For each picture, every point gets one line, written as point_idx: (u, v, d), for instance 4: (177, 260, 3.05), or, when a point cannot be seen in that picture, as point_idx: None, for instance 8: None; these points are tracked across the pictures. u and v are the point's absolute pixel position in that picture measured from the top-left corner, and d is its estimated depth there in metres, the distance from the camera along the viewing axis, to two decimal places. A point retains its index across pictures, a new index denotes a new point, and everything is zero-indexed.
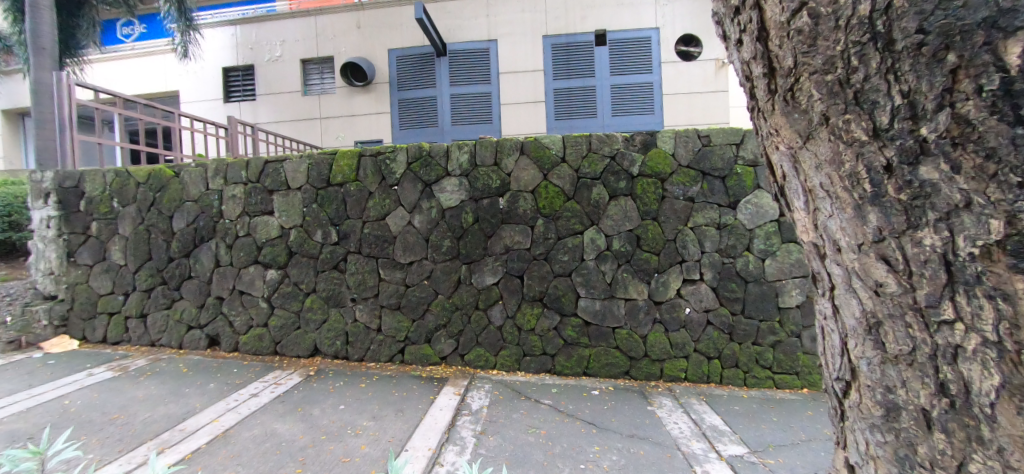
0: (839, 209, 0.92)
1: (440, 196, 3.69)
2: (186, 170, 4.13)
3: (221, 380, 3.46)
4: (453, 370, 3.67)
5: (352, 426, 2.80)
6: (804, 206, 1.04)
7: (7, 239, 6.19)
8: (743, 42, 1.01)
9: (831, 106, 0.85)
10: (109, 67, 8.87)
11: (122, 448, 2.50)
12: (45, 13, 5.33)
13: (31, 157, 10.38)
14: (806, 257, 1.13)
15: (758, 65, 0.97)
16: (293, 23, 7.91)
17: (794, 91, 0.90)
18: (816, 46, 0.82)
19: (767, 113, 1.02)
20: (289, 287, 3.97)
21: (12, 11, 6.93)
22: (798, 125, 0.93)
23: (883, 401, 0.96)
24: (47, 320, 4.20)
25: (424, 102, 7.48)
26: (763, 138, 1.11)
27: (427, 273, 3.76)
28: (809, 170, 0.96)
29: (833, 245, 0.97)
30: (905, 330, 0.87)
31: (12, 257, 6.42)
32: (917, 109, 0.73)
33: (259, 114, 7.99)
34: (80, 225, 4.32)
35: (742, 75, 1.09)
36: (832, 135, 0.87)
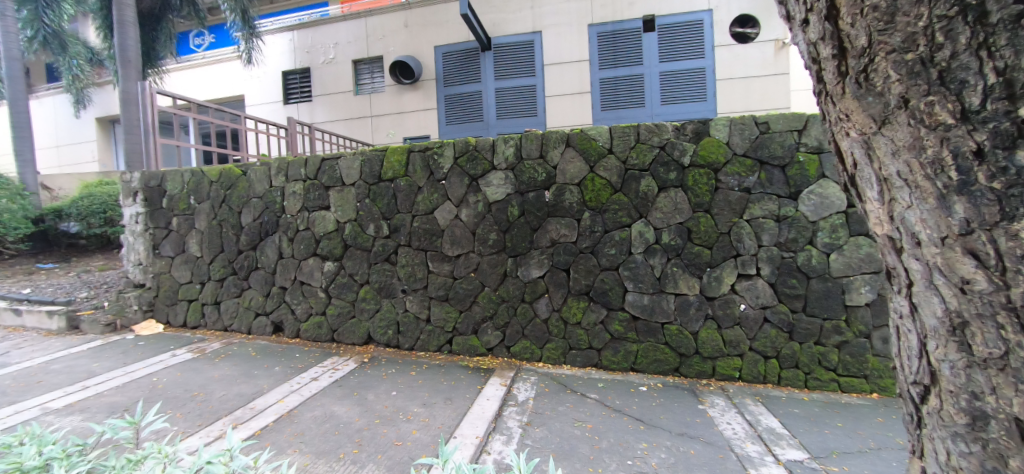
0: (920, 199, 0.82)
1: (486, 190, 3.73)
2: (251, 169, 4.43)
3: (285, 363, 3.72)
4: (499, 362, 3.73)
5: (403, 411, 2.92)
6: (878, 197, 0.92)
7: (104, 234, 6.96)
8: (809, 22, 0.92)
9: (910, 87, 0.77)
10: (184, 76, 9.70)
11: (201, 422, 2.74)
12: (130, 29, 5.87)
13: (121, 160, 11.55)
14: (880, 251, 1.02)
15: (826, 46, 0.88)
16: (345, 26, 8.24)
17: (867, 72, 0.82)
18: (895, 23, 0.75)
19: (835, 97, 0.92)
20: (345, 278, 4.18)
21: (104, 27, 7.70)
22: (872, 109, 0.84)
23: (967, 409, 0.86)
24: (137, 305, 4.70)
25: (470, 97, 7.58)
26: (830, 125, 1.01)
27: (474, 266, 3.81)
28: (884, 157, 0.86)
29: (911, 238, 0.86)
30: (997, 331, 0.78)
31: (110, 249, 7.23)
32: (1015, 88, 0.67)
33: (316, 115, 8.45)
34: (163, 221, 4.77)
35: (808, 57, 1.00)
36: (912, 119, 0.78)
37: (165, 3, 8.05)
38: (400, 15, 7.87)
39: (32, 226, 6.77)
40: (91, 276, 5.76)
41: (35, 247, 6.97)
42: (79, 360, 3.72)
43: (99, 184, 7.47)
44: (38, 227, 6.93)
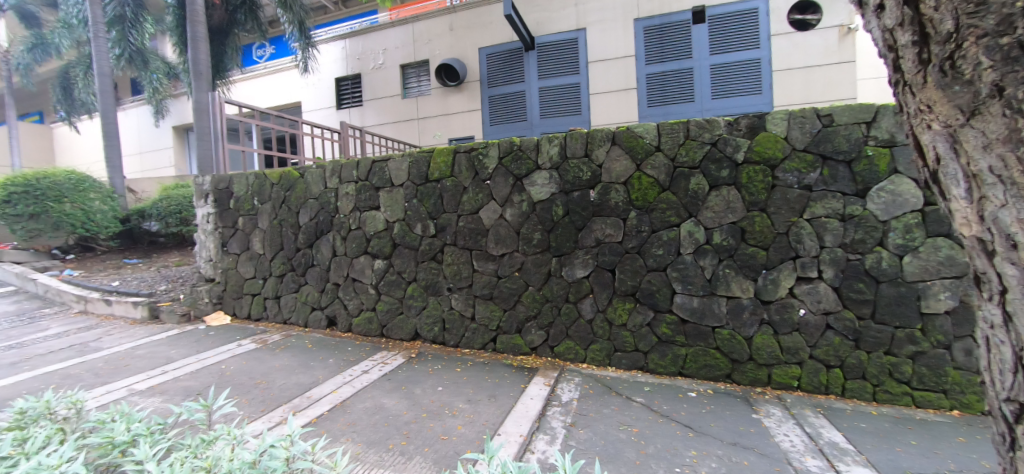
0: (1015, 194, 0.84)
1: (530, 190, 3.74)
2: (308, 171, 4.69)
3: (339, 356, 3.90)
4: (543, 362, 3.72)
5: (449, 407, 2.98)
6: (966, 195, 0.94)
7: (180, 232, 7.63)
8: (885, 8, 0.97)
9: (1004, 75, 0.82)
10: (249, 85, 10.44)
11: (264, 408, 2.94)
12: (203, 44, 6.38)
13: (193, 165, 12.61)
14: (965, 256, 1.00)
15: (907, 33, 0.93)
16: (394, 32, 8.54)
17: (954, 58, 0.87)
18: (987, 7, 0.81)
19: (917, 87, 0.96)
20: (393, 276, 4.33)
21: (180, 41, 8.40)
22: (960, 98, 0.89)
23: None
24: (208, 298, 5.11)
25: (513, 97, 7.62)
26: (908, 119, 1.04)
27: (518, 265, 3.83)
28: (974, 150, 0.89)
29: (1006, 238, 0.87)
30: None
31: (185, 246, 7.92)
32: None
33: (367, 118, 8.82)
34: (230, 220, 5.15)
35: (883, 47, 1.04)
36: (1006, 108, 0.83)
37: (231, 19, 8.70)
38: (445, 18, 8.05)
39: (120, 225, 7.53)
40: (170, 271, 6.32)
41: (122, 244, 7.76)
42: (159, 347, 4.10)
43: (176, 186, 8.19)
44: (126, 226, 7.69)
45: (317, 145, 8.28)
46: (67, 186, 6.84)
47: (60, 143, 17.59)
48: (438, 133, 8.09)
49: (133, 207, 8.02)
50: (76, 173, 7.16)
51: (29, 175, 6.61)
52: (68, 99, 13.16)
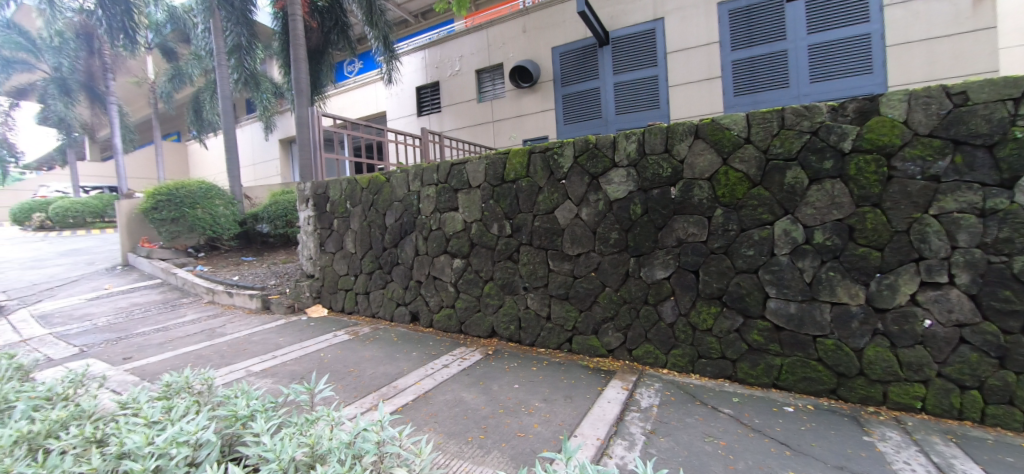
0: None
1: (607, 188, 3.66)
2: (393, 176, 5.03)
3: (422, 350, 4.14)
4: (621, 365, 3.63)
5: (525, 405, 3.02)
6: None
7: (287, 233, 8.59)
8: None
9: None
10: (342, 99, 11.54)
11: (356, 394, 3.20)
12: (303, 64, 7.16)
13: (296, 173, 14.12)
14: None
15: None
16: (469, 39, 8.85)
17: None
18: None
19: None
20: (471, 274, 4.49)
21: (283, 58, 9.39)
22: None
23: None
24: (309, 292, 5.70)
25: (587, 94, 7.54)
26: None
27: (595, 265, 3.77)
28: None
29: None
30: None
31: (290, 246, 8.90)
32: None
33: (445, 123, 9.30)
34: (327, 223, 5.70)
35: None
36: None
37: (326, 40, 9.60)
38: (518, 21, 8.18)
39: (239, 227, 8.66)
40: (278, 268, 7.15)
41: (241, 244, 8.93)
42: (270, 334, 4.66)
43: (282, 193, 9.22)
44: (242, 228, 8.81)
45: (401, 152, 9.63)
46: (199, 194, 7.99)
47: (193, 158, 20.68)
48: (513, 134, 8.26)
49: (249, 211, 9.18)
50: (206, 182, 8.31)
51: (171, 185, 7.85)
52: (199, 120, 15.40)
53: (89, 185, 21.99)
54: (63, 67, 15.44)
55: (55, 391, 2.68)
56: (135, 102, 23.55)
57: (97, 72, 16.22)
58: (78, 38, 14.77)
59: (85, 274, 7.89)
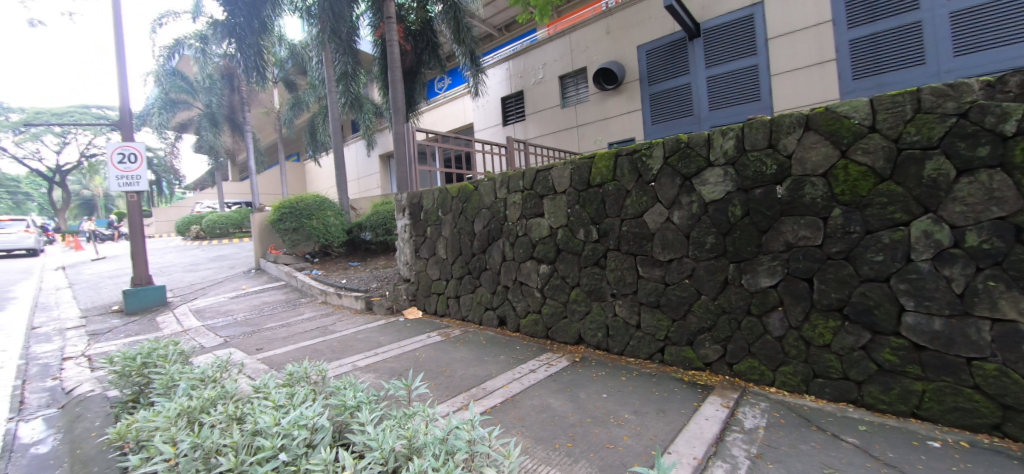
0: None
1: (701, 189, 3.44)
2: (481, 184, 5.24)
3: (509, 353, 4.23)
4: (720, 380, 3.37)
5: (615, 415, 2.92)
6: None
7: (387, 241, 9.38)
8: None
9: None
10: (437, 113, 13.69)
11: (448, 393, 3.35)
12: (399, 85, 7.93)
13: (394, 185, 15.43)
14: None
15: None
16: (553, 46, 9.54)
17: None
18: None
19: None
20: (558, 280, 4.48)
21: (382, 79, 10.26)
22: None
23: None
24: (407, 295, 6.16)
25: (680, 90, 7.69)
26: None
27: (688, 272, 3.55)
28: None
29: None
30: None
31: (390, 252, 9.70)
32: None
33: (529, 131, 10.24)
34: (421, 230, 6.10)
35: None
36: None
37: (419, 60, 10.36)
38: (601, 24, 8.62)
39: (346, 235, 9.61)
40: (380, 272, 7.82)
41: (349, 251, 9.93)
42: (372, 333, 5.10)
43: (382, 203, 10.05)
44: (350, 236, 9.71)
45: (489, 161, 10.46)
46: (314, 207, 9.03)
47: (311, 176, 23.62)
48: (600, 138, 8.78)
49: (354, 221, 10.13)
50: (320, 196, 9.36)
51: (293, 199, 9.00)
52: (315, 141, 17.47)
53: (231, 200, 26.18)
54: (214, 104, 18.67)
55: (207, 374, 3.19)
56: (266, 129, 27.61)
57: (238, 106, 19.35)
58: (222, 79, 18.24)
59: (230, 276, 9.36)
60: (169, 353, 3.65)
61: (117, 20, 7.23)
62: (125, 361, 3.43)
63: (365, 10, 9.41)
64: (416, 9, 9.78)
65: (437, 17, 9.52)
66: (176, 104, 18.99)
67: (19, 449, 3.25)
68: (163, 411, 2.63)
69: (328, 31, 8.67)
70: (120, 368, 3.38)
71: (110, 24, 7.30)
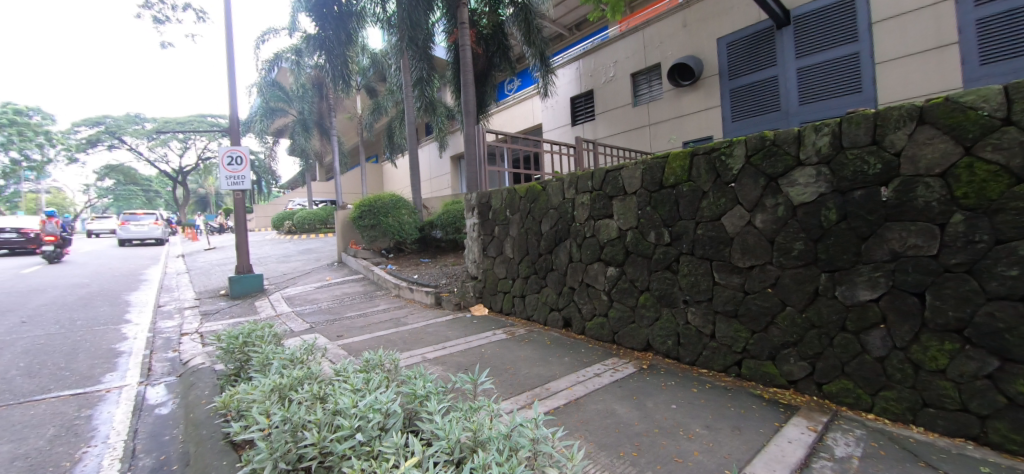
0: None
1: (789, 191, 3.17)
2: (549, 184, 5.25)
3: (574, 356, 4.19)
4: (806, 400, 3.08)
5: (685, 428, 2.78)
6: None
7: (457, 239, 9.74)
8: None
9: None
10: (506, 114, 14.37)
11: (513, 391, 3.40)
12: (470, 88, 8.19)
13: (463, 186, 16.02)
14: None
15: None
16: (626, 43, 9.96)
17: None
18: None
19: None
20: (626, 284, 4.36)
21: (455, 82, 10.63)
22: None
23: None
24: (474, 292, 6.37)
25: (766, 83, 7.71)
26: None
27: (772, 280, 3.29)
28: None
29: None
30: None
31: (459, 250, 10.07)
32: None
33: (599, 131, 10.71)
34: (489, 229, 6.25)
35: None
36: None
37: (490, 63, 10.63)
38: (678, 17, 8.91)
39: (419, 233, 10.11)
40: (449, 269, 8.14)
41: (421, 248, 10.43)
42: (440, 327, 5.32)
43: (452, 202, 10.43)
44: (421, 234, 10.17)
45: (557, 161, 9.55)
46: (390, 205, 9.61)
47: (388, 176, 25.23)
48: (675, 136, 9.00)
49: (426, 219, 10.60)
50: (395, 195, 9.92)
51: (372, 198, 9.66)
52: (391, 144, 18.56)
53: (317, 198, 28.71)
54: (306, 111, 20.64)
55: (296, 355, 3.52)
56: (350, 133, 29.95)
57: (326, 112, 21.24)
58: (313, 88, 20.11)
59: (316, 268, 10.26)
60: (265, 334, 4.08)
61: (229, 39, 8.21)
62: (229, 338, 3.90)
63: (440, 17, 9.81)
64: (487, 13, 9.92)
65: (509, 20, 9.68)
66: (274, 111, 21.10)
67: (148, 409, 3.83)
68: (259, 386, 2.94)
69: (406, 39, 9.06)
70: (226, 345, 3.84)
71: (223, 41, 8.29)
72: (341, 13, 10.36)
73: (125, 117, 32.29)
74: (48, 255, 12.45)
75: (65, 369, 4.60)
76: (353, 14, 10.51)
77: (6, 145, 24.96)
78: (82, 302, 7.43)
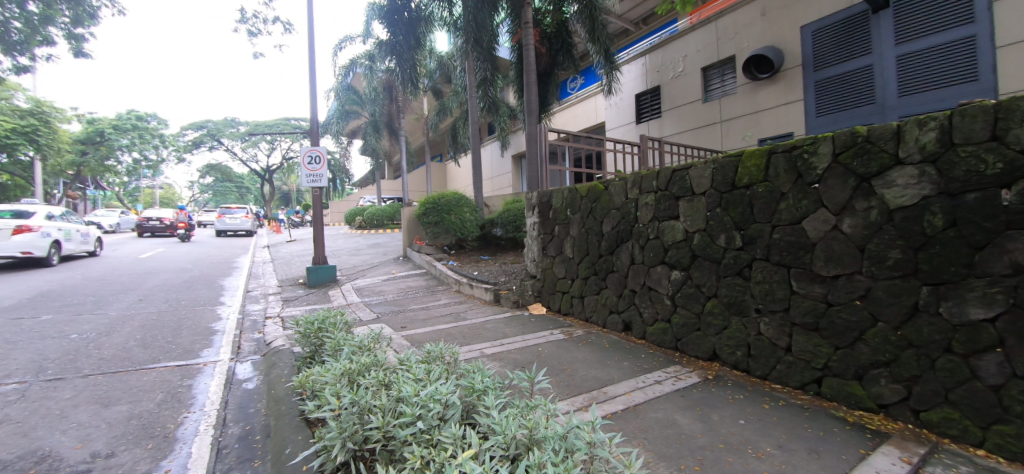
0: None
1: (884, 193, 2.84)
2: (612, 184, 5.15)
3: (633, 361, 4.08)
4: (899, 428, 2.75)
5: (754, 446, 2.59)
6: None
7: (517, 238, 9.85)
8: None
9: None
10: (569, 112, 14.40)
11: (569, 392, 3.38)
12: (533, 88, 8.21)
13: (524, 185, 16.20)
14: None
15: None
16: (696, 36, 9.54)
17: None
18: None
19: None
20: (692, 289, 4.16)
21: (518, 82, 10.70)
22: None
23: None
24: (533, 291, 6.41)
25: (857, 74, 7.06)
26: None
27: (861, 292, 2.97)
28: None
29: None
30: None
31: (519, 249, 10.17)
32: None
33: (665, 128, 10.33)
34: (549, 229, 6.25)
35: None
36: None
37: (553, 62, 10.61)
38: (756, 6, 8.40)
39: (480, 230, 10.33)
40: (509, 267, 8.26)
41: (482, 245, 10.67)
42: (498, 324, 5.42)
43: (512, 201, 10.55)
44: (482, 232, 10.37)
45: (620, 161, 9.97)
46: (453, 203, 9.89)
47: (452, 175, 26.09)
48: (750, 134, 8.48)
49: (488, 217, 10.78)
50: (458, 194, 10.19)
51: (436, 196, 10.01)
52: (455, 143, 19.13)
53: (385, 196, 30.37)
54: (376, 113, 21.91)
55: (364, 343, 3.75)
56: (416, 133, 31.30)
57: (395, 113, 22.38)
58: (384, 91, 21.29)
59: (383, 261, 10.87)
60: (338, 322, 4.39)
61: (312, 48, 8.90)
62: (306, 324, 4.24)
63: (505, 18, 9.93)
64: (552, 12, 9.89)
65: (573, 17, 9.56)
66: (348, 114, 22.53)
67: (237, 383, 4.28)
68: (331, 369, 3.17)
69: (472, 42, 9.25)
70: (304, 329, 4.20)
71: (307, 50, 9.00)
72: (411, 18, 10.81)
73: (223, 120, 36.25)
74: (181, 235, 16.67)
75: (172, 342, 5.27)
76: (422, 19, 10.94)
77: (131, 147, 29.11)
78: (187, 284, 8.48)
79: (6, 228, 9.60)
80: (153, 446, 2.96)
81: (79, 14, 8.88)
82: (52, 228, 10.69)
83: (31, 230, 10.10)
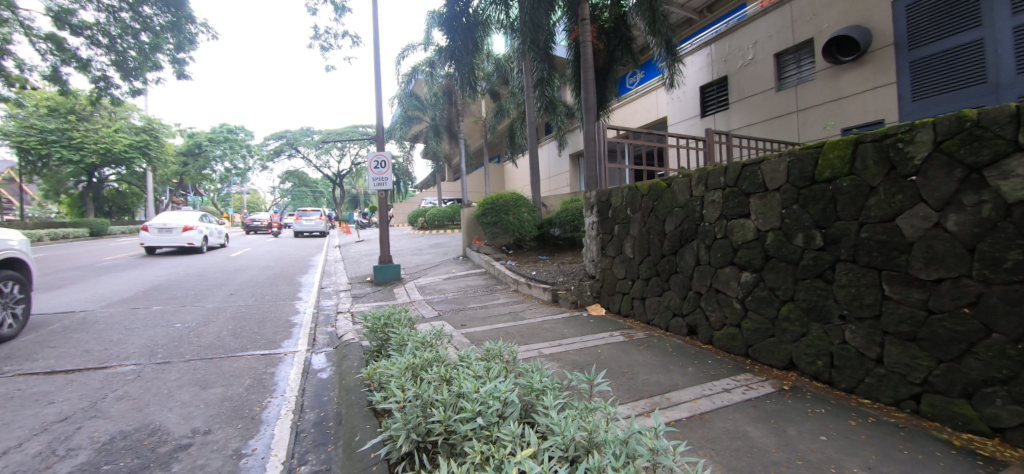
0: None
1: (999, 184, 2.46)
2: (675, 181, 4.96)
3: (698, 367, 3.88)
4: (1021, 456, 2.35)
5: (839, 466, 2.36)
6: None
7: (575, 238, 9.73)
8: None
9: None
10: (628, 108, 14.05)
11: (630, 396, 3.29)
12: (591, 84, 8.06)
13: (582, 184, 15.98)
14: None
15: None
16: (767, 20, 8.92)
17: None
18: None
19: None
20: (765, 292, 3.89)
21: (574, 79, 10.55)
22: None
23: None
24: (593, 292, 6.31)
25: (963, 50, 6.19)
26: None
27: (971, 298, 2.59)
28: None
29: None
30: None
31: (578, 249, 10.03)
32: None
33: (733, 121, 9.75)
34: (608, 228, 6.13)
35: None
36: None
37: (611, 58, 10.37)
38: None
39: (538, 230, 10.33)
40: (567, 267, 8.18)
41: (540, 245, 10.66)
42: (556, 324, 5.41)
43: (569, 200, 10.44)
44: (540, 232, 10.38)
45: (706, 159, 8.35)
46: (511, 203, 9.99)
47: (510, 176, 26.37)
48: (831, 124, 7.76)
49: (545, 217, 10.77)
50: (516, 194, 10.27)
51: (494, 196, 10.18)
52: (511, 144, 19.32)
53: (445, 198, 31.37)
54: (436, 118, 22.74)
55: (427, 339, 3.90)
56: (475, 135, 32.00)
57: (454, 117, 23.09)
58: (443, 95, 22.03)
59: (444, 261, 11.25)
60: (403, 318, 4.61)
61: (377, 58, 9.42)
62: (374, 319, 4.50)
63: (561, 16, 9.87)
64: (609, 7, 9.73)
65: (631, 11, 9.29)
66: (410, 119, 23.60)
67: (313, 372, 4.64)
68: (396, 363, 3.33)
69: (529, 42, 9.26)
70: (372, 325, 4.45)
71: (373, 61, 9.55)
72: (470, 23, 11.07)
73: (300, 130, 39.48)
74: None
75: (259, 333, 5.83)
76: (480, 23, 11.18)
77: (223, 158, 32.64)
78: (270, 280, 9.36)
79: (179, 227, 12.86)
80: (242, 426, 3.30)
81: (181, 41, 10.09)
82: (203, 225, 13.98)
83: (192, 228, 13.40)
